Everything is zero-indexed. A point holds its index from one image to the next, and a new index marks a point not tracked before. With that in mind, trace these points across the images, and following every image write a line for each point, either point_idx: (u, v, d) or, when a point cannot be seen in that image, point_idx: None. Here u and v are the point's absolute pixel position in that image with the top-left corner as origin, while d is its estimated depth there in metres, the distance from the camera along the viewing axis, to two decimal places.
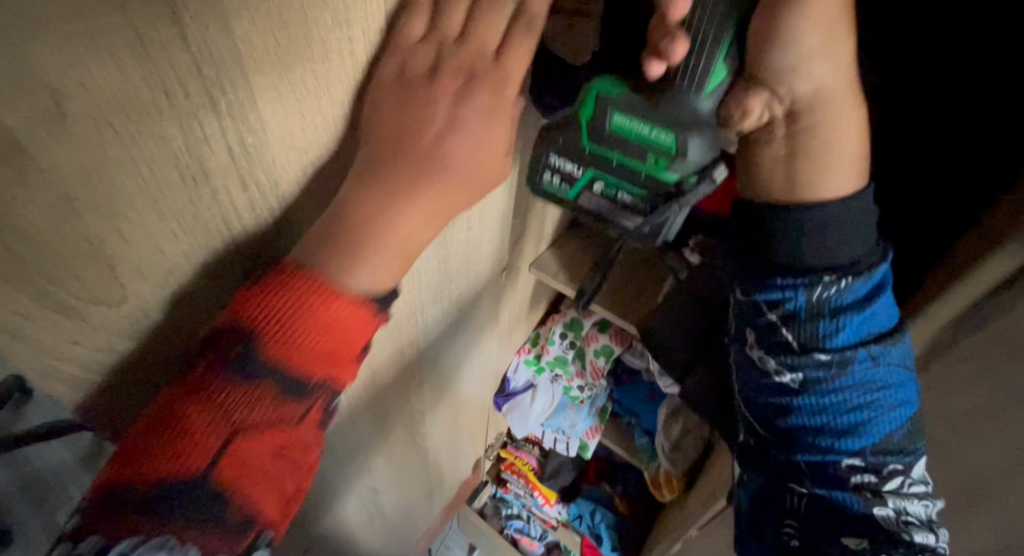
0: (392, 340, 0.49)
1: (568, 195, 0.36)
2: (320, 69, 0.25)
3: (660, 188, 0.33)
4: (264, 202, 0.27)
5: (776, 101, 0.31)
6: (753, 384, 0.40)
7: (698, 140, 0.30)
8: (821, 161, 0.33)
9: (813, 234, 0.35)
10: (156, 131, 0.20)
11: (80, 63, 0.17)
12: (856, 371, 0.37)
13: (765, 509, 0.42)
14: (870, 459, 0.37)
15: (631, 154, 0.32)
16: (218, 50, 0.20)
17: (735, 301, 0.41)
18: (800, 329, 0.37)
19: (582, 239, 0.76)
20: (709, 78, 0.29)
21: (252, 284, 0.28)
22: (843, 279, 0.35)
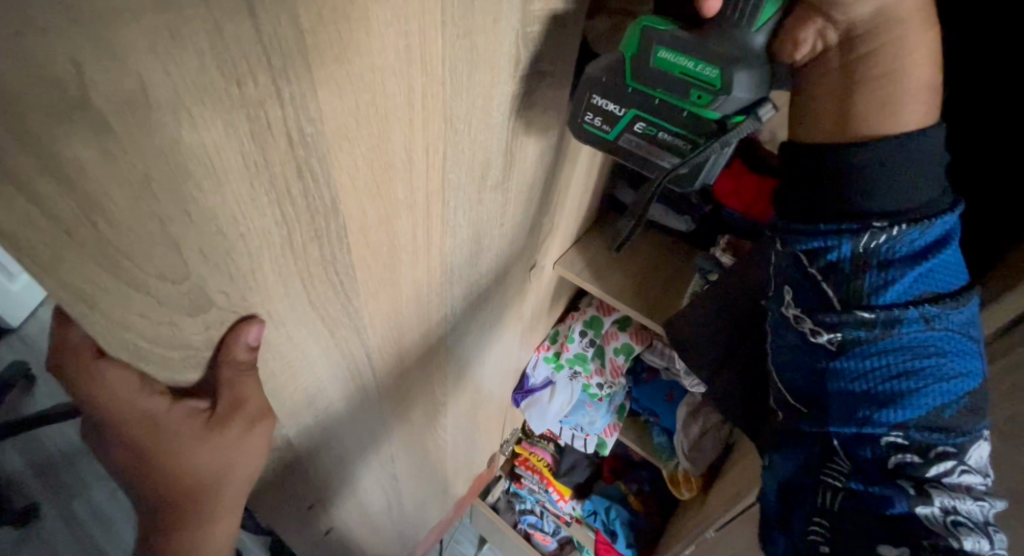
0: (422, 324, 0.50)
1: (610, 136, 0.38)
2: (377, 62, 0.26)
3: (703, 128, 0.34)
4: (317, 191, 0.28)
5: (831, 29, 0.31)
6: (788, 347, 0.39)
7: (746, 75, 0.31)
8: (881, 94, 0.32)
9: (861, 175, 0.33)
10: (225, 117, 0.21)
11: (165, 52, 0.18)
12: (904, 332, 0.34)
13: (792, 502, 0.39)
14: (916, 435, 0.33)
15: (676, 92, 0.33)
16: (286, 41, 0.21)
17: (775, 257, 0.39)
18: (840, 280, 0.35)
19: (607, 236, 0.76)
20: (763, 9, 0.30)
21: (298, 244, 0.29)
22: (894, 227, 0.33)
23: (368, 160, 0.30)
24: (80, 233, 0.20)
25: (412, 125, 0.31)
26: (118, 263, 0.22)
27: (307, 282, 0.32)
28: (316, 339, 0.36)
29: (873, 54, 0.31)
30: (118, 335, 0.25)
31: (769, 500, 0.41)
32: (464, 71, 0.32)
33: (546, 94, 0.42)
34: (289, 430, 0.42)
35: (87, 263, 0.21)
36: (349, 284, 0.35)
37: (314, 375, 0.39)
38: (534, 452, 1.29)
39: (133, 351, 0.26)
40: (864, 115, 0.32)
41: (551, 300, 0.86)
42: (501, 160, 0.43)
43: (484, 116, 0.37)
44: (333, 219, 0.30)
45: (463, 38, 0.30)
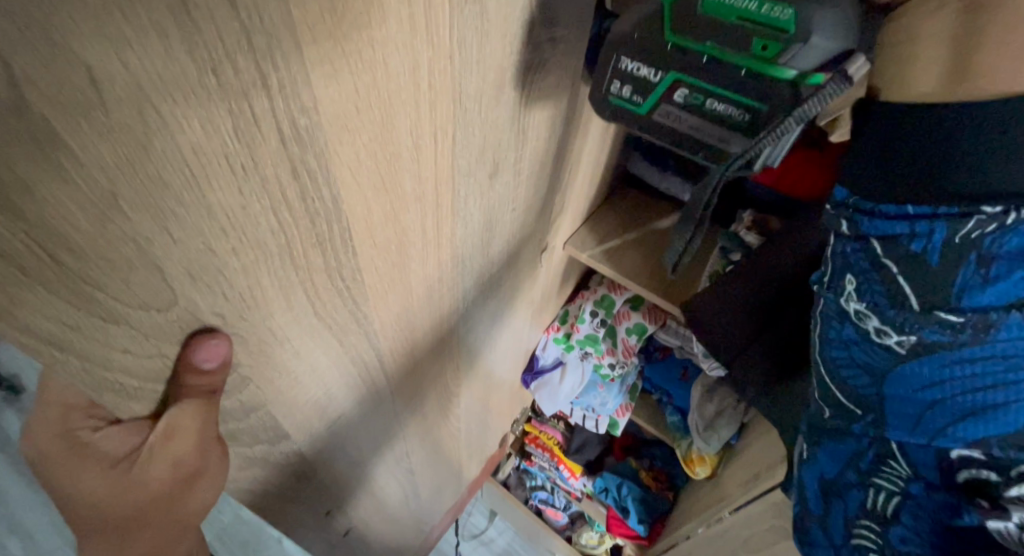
0: (431, 321, 0.47)
1: (642, 109, 0.35)
2: (377, 37, 0.22)
3: (770, 93, 0.30)
4: (316, 192, 0.24)
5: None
6: (841, 339, 0.37)
7: (824, 13, 0.27)
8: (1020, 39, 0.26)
9: (970, 151, 0.28)
10: (203, 115, 0.17)
11: (122, 38, 0.14)
12: (999, 339, 0.30)
13: (834, 500, 0.40)
14: (997, 453, 0.31)
15: (734, 44, 0.29)
16: (269, 15, 0.17)
17: (839, 240, 0.36)
18: (922, 275, 0.32)
19: (616, 213, 0.73)
20: None
21: (296, 255, 0.26)
22: (1006, 213, 0.28)
23: (371, 152, 0.26)
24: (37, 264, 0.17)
25: (417, 109, 0.27)
26: (85, 296, 0.18)
27: (311, 293, 0.28)
28: (324, 350, 0.33)
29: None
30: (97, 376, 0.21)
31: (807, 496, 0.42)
32: (474, 44, 0.28)
33: (559, 62, 0.38)
34: (300, 444, 0.39)
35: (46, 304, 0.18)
36: (356, 289, 0.32)
37: (323, 386, 0.37)
38: (544, 431, 1.28)
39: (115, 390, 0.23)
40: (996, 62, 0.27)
41: (560, 281, 0.83)
42: (511, 141, 0.39)
43: (495, 93, 0.33)
44: (336, 221, 0.27)
45: (473, 4, 0.26)
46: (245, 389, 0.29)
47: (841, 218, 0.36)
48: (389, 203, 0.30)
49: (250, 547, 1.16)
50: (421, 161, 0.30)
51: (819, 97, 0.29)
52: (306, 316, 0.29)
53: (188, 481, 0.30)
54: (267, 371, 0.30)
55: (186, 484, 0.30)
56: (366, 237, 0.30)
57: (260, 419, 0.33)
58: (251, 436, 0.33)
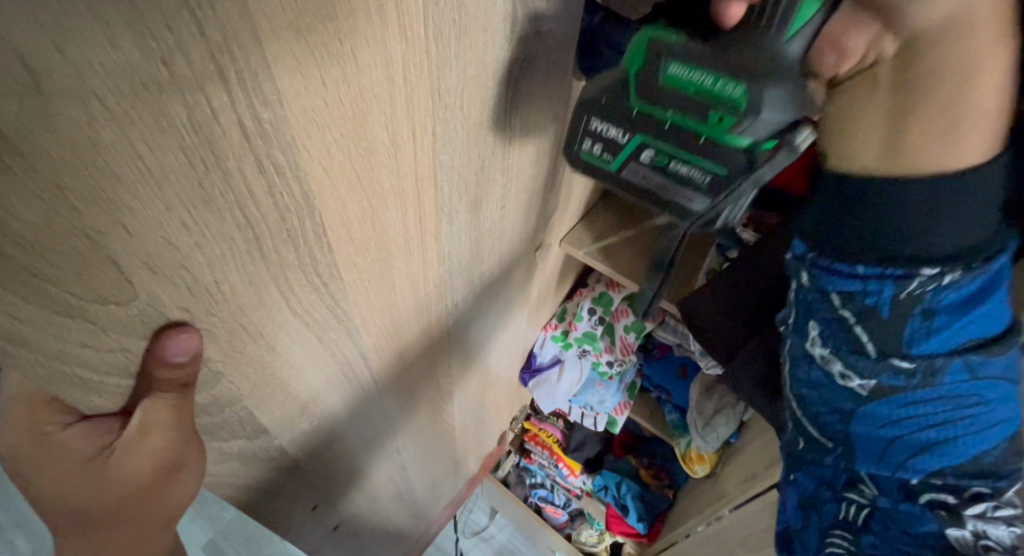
0: (421, 320, 0.47)
1: (612, 165, 0.34)
2: (344, 30, 0.21)
3: (729, 159, 0.30)
4: (286, 187, 0.24)
5: (889, 39, 0.25)
6: (806, 377, 0.36)
7: (776, 93, 0.27)
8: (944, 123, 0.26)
9: (919, 219, 0.29)
10: (154, 107, 0.17)
11: (58, 28, 0.13)
12: (945, 383, 0.32)
13: (809, 513, 0.39)
14: (950, 479, 0.33)
15: (690, 112, 0.29)
16: (223, 7, 0.17)
17: (798, 287, 0.35)
18: (876, 325, 0.32)
19: (614, 210, 0.72)
20: (796, 9, 0.25)
21: (265, 250, 0.25)
22: (946, 274, 0.29)
23: (344, 147, 0.25)
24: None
25: (393, 103, 0.27)
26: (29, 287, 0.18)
27: (284, 288, 0.28)
28: (303, 346, 0.33)
29: (936, 70, 0.25)
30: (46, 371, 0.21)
31: (787, 510, 0.41)
32: (453, 38, 0.27)
33: (547, 58, 0.37)
34: (282, 440, 0.39)
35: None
36: (333, 285, 0.32)
37: (304, 383, 0.36)
38: (542, 428, 1.27)
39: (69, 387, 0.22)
40: (926, 143, 0.27)
41: (557, 279, 0.82)
42: (498, 138, 0.39)
43: (477, 89, 0.32)
44: (308, 216, 0.26)
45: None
46: (218, 383, 0.29)
47: (800, 270, 0.34)
48: (365, 200, 0.29)
49: (252, 544, 1.17)
50: (399, 157, 0.30)
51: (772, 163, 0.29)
52: (279, 311, 0.29)
53: (162, 478, 0.30)
54: (243, 363, 0.30)
55: (159, 481, 0.30)
56: (343, 233, 0.29)
57: (237, 413, 0.33)
58: (227, 431, 0.33)
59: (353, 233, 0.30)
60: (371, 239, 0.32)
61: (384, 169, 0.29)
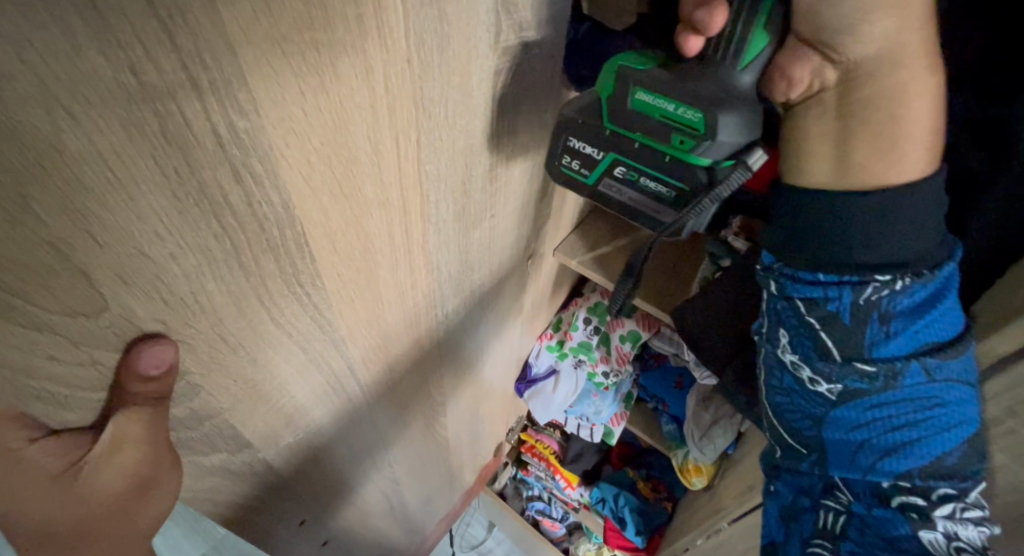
0: (410, 332, 0.47)
1: (589, 179, 0.36)
2: (322, 40, 0.21)
3: (693, 176, 0.31)
4: (264, 196, 0.24)
5: (830, 68, 0.28)
6: (781, 387, 0.37)
7: (731, 117, 0.28)
8: (883, 144, 0.29)
9: (869, 226, 0.30)
10: (123, 116, 0.17)
11: (16, 34, 0.13)
12: (906, 385, 0.32)
13: (790, 524, 0.37)
14: (918, 481, 0.32)
15: (655, 135, 0.31)
16: (194, 14, 0.17)
17: (768, 298, 0.36)
18: (840, 332, 0.33)
19: (607, 220, 0.71)
20: (749, 47, 0.28)
21: (243, 260, 0.25)
22: (898, 280, 0.31)
23: (324, 157, 0.25)
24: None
25: (375, 113, 0.26)
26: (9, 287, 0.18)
27: (265, 299, 0.28)
28: (286, 358, 0.33)
29: (876, 98, 0.28)
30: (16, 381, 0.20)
31: (767, 524, 0.40)
32: (436, 49, 0.27)
33: (534, 68, 0.37)
34: (266, 454, 0.38)
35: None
36: (316, 296, 0.31)
37: (288, 395, 0.36)
38: (540, 440, 1.26)
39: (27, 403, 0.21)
40: (869, 161, 0.30)
41: (552, 289, 0.82)
42: (486, 148, 0.39)
43: (462, 98, 0.32)
44: (288, 226, 0.26)
45: (431, 6, 0.25)
46: (196, 396, 0.29)
47: (768, 281, 0.35)
48: (347, 210, 0.29)
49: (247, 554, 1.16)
50: (382, 167, 0.29)
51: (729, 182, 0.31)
52: (259, 323, 0.29)
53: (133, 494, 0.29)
54: (222, 376, 0.29)
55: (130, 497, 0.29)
56: (326, 244, 0.29)
57: (218, 427, 0.32)
58: (207, 445, 0.32)
59: (335, 244, 0.30)
60: (355, 250, 0.32)
61: (367, 179, 0.29)
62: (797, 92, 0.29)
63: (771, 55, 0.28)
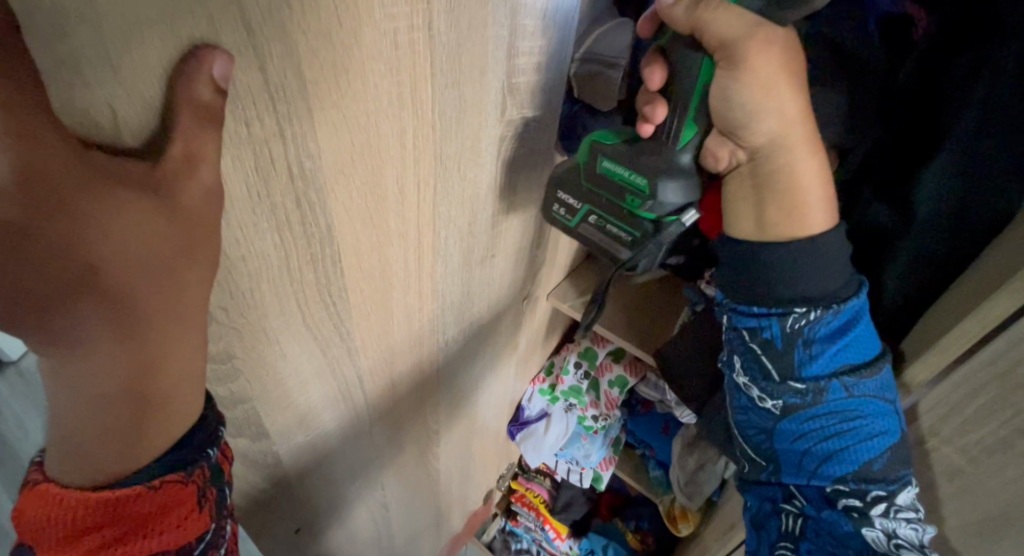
0: (413, 353, 0.52)
1: (571, 224, 0.42)
2: (371, 108, 0.29)
3: (642, 226, 0.39)
4: (314, 218, 0.31)
5: (740, 150, 0.37)
6: (739, 406, 0.43)
7: (671, 184, 0.36)
8: (788, 206, 0.38)
9: (792, 264, 0.38)
10: (233, 153, 0.24)
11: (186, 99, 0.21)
12: (831, 400, 0.39)
13: (760, 531, 0.44)
14: (853, 484, 0.39)
15: (615, 194, 0.38)
16: (291, 89, 0.25)
17: (723, 328, 0.44)
18: (775, 356, 0.40)
19: (597, 271, 0.78)
20: (682, 133, 0.36)
21: (291, 266, 0.32)
22: (812, 311, 0.38)
23: (362, 193, 0.33)
24: (57, 166, 0.18)
25: (403, 162, 0.34)
26: (93, 229, 0.19)
27: (302, 301, 0.35)
28: (308, 358, 0.39)
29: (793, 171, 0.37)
30: (102, 329, 0.21)
31: (748, 539, 0.46)
32: (454, 117, 0.35)
33: (533, 136, 0.45)
34: (279, 448, 0.44)
35: (20, 228, 0.18)
36: (341, 306, 0.38)
37: (305, 394, 0.42)
38: (529, 488, 1.25)
39: (106, 346, 0.21)
40: (778, 218, 0.38)
41: (545, 333, 0.88)
42: (489, 197, 0.46)
43: (472, 156, 0.40)
44: (327, 244, 0.33)
45: (452, 88, 0.34)
46: (236, 380, 0.34)
47: (722, 314, 0.43)
48: (373, 234, 0.36)
49: None
50: (405, 203, 0.37)
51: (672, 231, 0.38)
52: (292, 322, 0.35)
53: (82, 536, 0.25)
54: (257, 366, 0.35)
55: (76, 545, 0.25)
56: (354, 260, 0.36)
57: (246, 413, 0.37)
58: (236, 429, 0.38)
59: (361, 263, 0.37)
60: (376, 269, 0.39)
61: (391, 212, 0.36)
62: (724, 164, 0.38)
63: (701, 140, 0.37)
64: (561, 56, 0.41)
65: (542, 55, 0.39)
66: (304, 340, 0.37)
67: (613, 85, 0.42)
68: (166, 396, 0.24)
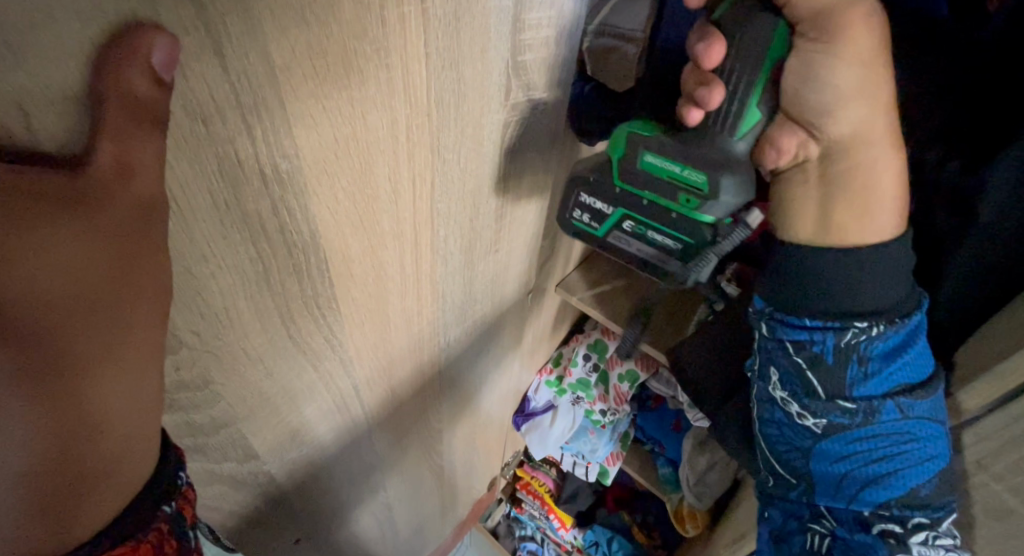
0: (414, 357, 0.49)
1: (598, 232, 0.40)
2: (357, 96, 0.25)
3: (698, 233, 0.36)
4: (295, 227, 0.27)
5: (813, 142, 0.34)
6: (773, 421, 0.40)
7: (730, 180, 0.33)
8: (857, 204, 0.35)
9: (845, 273, 0.35)
10: (191, 155, 0.20)
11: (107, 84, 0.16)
12: (883, 421, 0.36)
13: (781, 544, 0.42)
14: (896, 510, 0.37)
15: (664, 195, 0.36)
16: (256, 78, 0.20)
17: (758, 338, 0.41)
18: (824, 372, 0.37)
19: (609, 260, 0.75)
20: (744, 119, 0.33)
21: (269, 280, 0.28)
22: (873, 325, 0.35)
23: (349, 194, 0.29)
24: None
25: (396, 156, 0.30)
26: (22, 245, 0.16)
27: (287, 317, 0.31)
28: (299, 375, 0.35)
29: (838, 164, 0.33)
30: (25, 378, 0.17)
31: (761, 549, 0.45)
32: (452, 103, 0.31)
33: (542, 122, 0.41)
34: (270, 466, 0.41)
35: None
36: (332, 317, 0.34)
37: (298, 410, 0.38)
38: (536, 476, 1.24)
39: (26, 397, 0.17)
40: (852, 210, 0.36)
41: (553, 324, 0.84)
42: (494, 189, 0.42)
43: (474, 146, 0.36)
44: (313, 252, 0.29)
45: (450, 69, 0.29)
46: (217, 405, 0.31)
47: (759, 322, 0.40)
48: (362, 240, 0.32)
49: None
50: (399, 203, 0.33)
51: (729, 238, 0.36)
52: (273, 339, 0.31)
53: None
54: (239, 385, 0.31)
55: None
56: (347, 268, 0.33)
57: (231, 436, 0.34)
58: (219, 453, 0.34)
59: (354, 271, 0.33)
60: (369, 276, 0.35)
61: (385, 212, 0.32)
62: (784, 160, 0.35)
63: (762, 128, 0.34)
64: (573, 31, 0.37)
65: (551, 30, 0.35)
66: (288, 356, 0.33)
67: (631, 60, 0.40)
68: (113, 454, 0.20)
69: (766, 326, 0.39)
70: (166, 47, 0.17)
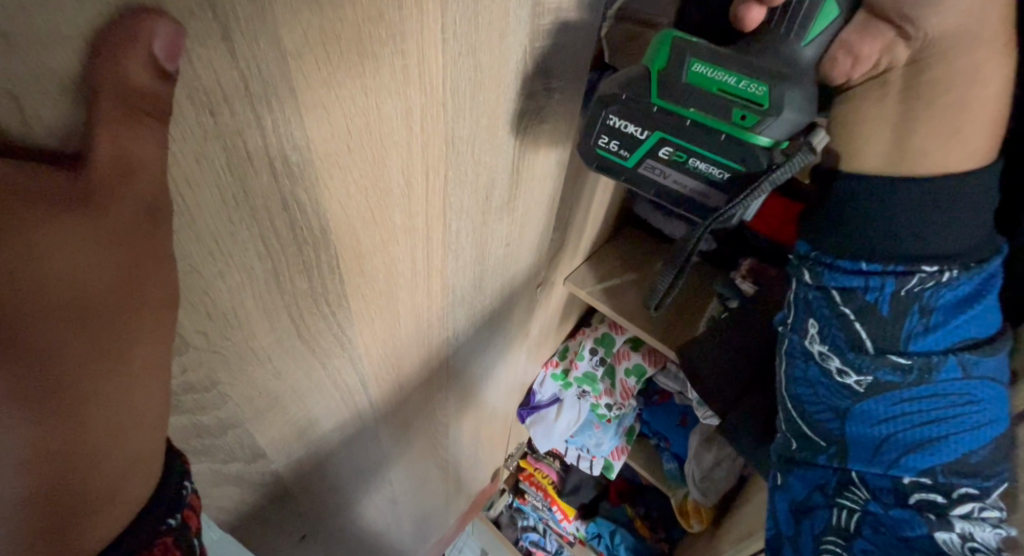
0: (422, 351, 0.48)
1: (628, 161, 0.36)
2: (371, 84, 0.23)
3: (753, 158, 0.32)
4: (306, 222, 0.26)
5: (904, 43, 0.30)
6: (807, 379, 0.40)
7: (796, 92, 0.30)
8: (938, 129, 0.32)
9: (913, 221, 0.34)
10: (197, 150, 0.19)
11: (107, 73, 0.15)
12: (941, 380, 0.36)
13: (801, 519, 0.41)
14: (941, 478, 0.36)
15: (714, 114, 0.31)
16: (267, 66, 0.19)
17: (799, 287, 0.40)
18: (875, 323, 0.36)
19: (618, 252, 0.74)
20: (815, 21, 0.29)
21: (278, 277, 0.27)
22: (941, 272, 0.34)
23: (362, 187, 0.27)
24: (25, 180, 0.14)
25: (410, 148, 0.29)
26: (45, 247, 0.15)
27: (296, 315, 0.30)
28: (307, 374, 0.34)
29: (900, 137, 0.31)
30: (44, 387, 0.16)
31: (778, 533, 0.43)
32: (468, 93, 0.30)
33: (557, 111, 0.40)
34: (276, 464, 0.40)
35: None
36: (342, 314, 0.33)
37: (304, 408, 0.37)
38: (539, 468, 1.24)
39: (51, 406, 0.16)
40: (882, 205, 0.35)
41: (560, 316, 0.83)
42: (506, 181, 0.41)
43: (489, 136, 0.35)
44: (323, 248, 0.28)
45: (467, 56, 0.28)
46: (223, 406, 0.30)
47: (802, 269, 0.39)
48: (374, 235, 0.31)
49: None
50: (411, 196, 0.32)
51: (786, 166, 0.31)
52: (281, 337, 0.30)
53: None
54: (246, 385, 0.30)
55: None
56: (359, 264, 0.31)
57: (236, 436, 0.33)
58: (225, 453, 0.33)
59: (364, 267, 0.32)
60: (380, 271, 0.34)
61: (397, 206, 0.31)
62: (861, 70, 0.31)
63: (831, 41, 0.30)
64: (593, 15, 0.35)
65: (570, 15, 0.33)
66: (296, 355, 0.32)
67: None
68: (120, 471, 0.19)
69: (810, 275, 0.38)
70: (167, 35, 0.15)
